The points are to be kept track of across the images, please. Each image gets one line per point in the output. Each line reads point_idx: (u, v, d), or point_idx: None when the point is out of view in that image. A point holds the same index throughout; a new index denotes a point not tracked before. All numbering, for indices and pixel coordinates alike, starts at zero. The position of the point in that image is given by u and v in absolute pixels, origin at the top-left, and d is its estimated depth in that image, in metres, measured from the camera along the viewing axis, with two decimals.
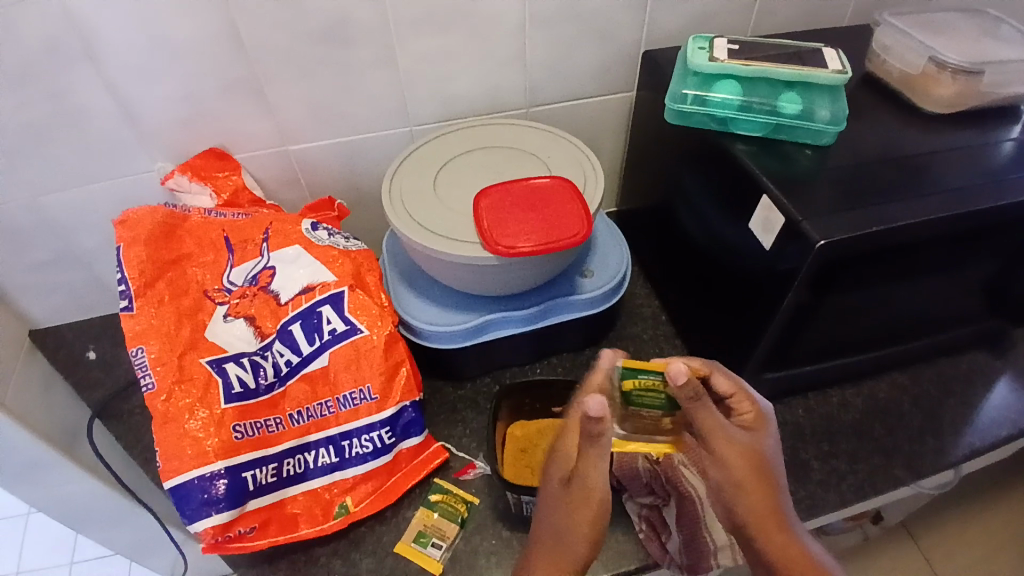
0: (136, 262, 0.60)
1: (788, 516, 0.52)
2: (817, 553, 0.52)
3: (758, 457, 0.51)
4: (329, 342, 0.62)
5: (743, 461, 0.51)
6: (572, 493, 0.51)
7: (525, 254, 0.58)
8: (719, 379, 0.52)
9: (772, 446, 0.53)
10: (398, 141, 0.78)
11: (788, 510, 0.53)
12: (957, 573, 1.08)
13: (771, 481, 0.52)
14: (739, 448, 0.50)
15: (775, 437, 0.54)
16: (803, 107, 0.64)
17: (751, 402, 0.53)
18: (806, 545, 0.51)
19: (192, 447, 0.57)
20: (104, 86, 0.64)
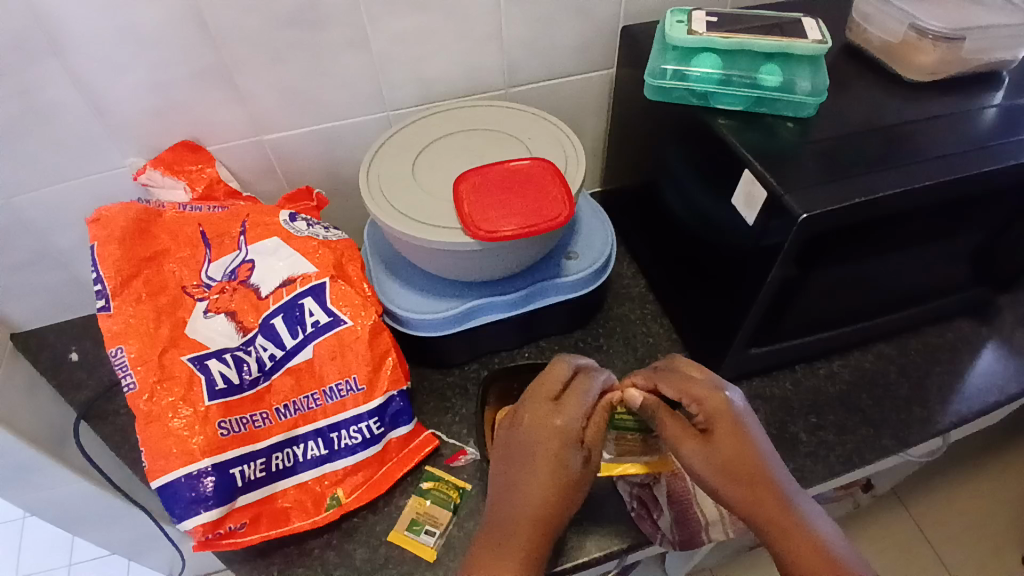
0: (111, 261, 0.59)
1: (793, 507, 0.50)
2: (833, 541, 0.48)
3: (735, 461, 0.50)
4: (312, 334, 0.61)
5: (721, 464, 0.50)
6: (569, 476, 0.52)
7: (507, 238, 0.57)
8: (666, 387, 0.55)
9: (752, 436, 0.52)
10: (376, 126, 0.76)
11: (790, 498, 0.50)
12: (945, 537, 1.11)
13: (761, 475, 0.50)
14: (703, 458, 0.51)
15: (748, 426, 0.52)
16: (784, 79, 0.63)
17: (702, 402, 0.53)
18: (818, 535, 0.48)
19: (178, 446, 0.56)
20: (68, 78, 0.62)
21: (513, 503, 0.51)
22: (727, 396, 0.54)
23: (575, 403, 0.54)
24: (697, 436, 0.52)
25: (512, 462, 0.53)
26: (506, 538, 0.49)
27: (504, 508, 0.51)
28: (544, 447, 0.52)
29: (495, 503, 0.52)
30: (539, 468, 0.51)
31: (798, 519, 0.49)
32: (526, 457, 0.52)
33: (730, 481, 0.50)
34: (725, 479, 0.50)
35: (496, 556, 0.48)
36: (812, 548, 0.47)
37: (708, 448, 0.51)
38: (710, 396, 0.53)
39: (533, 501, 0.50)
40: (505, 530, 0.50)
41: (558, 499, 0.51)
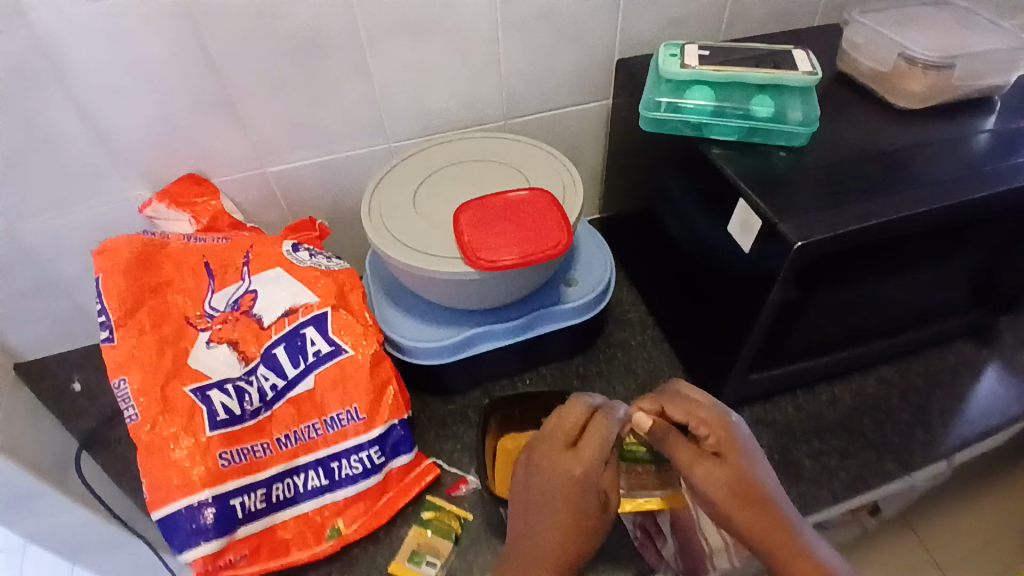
0: (115, 292, 0.60)
1: (797, 530, 0.50)
2: (836, 568, 0.49)
3: (743, 484, 0.50)
4: (314, 363, 0.62)
5: (729, 487, 0.50)
6: (584, 518, 0.51)
7: (507, 266, 0.58)
8: (674, 409, 0.54)
9: (755, 459, 0.52)
10: (378, 157, 0.78)
11: (793, 523, 0.50)
12: (955, 563, 1.09)
13: (766, 500, 0.50)
14: (715, 480, 0.50)
15: (752, 450, 0.53)
16: (775, 109, 0.64)
17: (711, 425, 0.53)
18: (823, 562, 0.49)
19: (179, 477, 0.56)
20: (80, 113, 0.64)
21: (535, 542, 0.52)
22: (730, 420, 0.54)
23: (595, 446, 0.52)
24: (707, 459, 0.51)
25: (527, 502, 0.53)
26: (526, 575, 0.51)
27: (525, 544, 0.52)
28: (562, 491, 0.51)
29: (516, 538, 0.53)
30: (560, 512, 0.51)
31: (803, 543, 0.49)
32: (544, 500, 0.51)
33: (740, 506, 0.50)
34: (735, 502, 0.50)
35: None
36: (818, 575, 0.48)
37: (717, 471, 0.51)
38: (715, 418, 0.53)
39: (553, 542, 0.51)
40: (527, 567, 0.51)
41: (579, 539, 0.51)
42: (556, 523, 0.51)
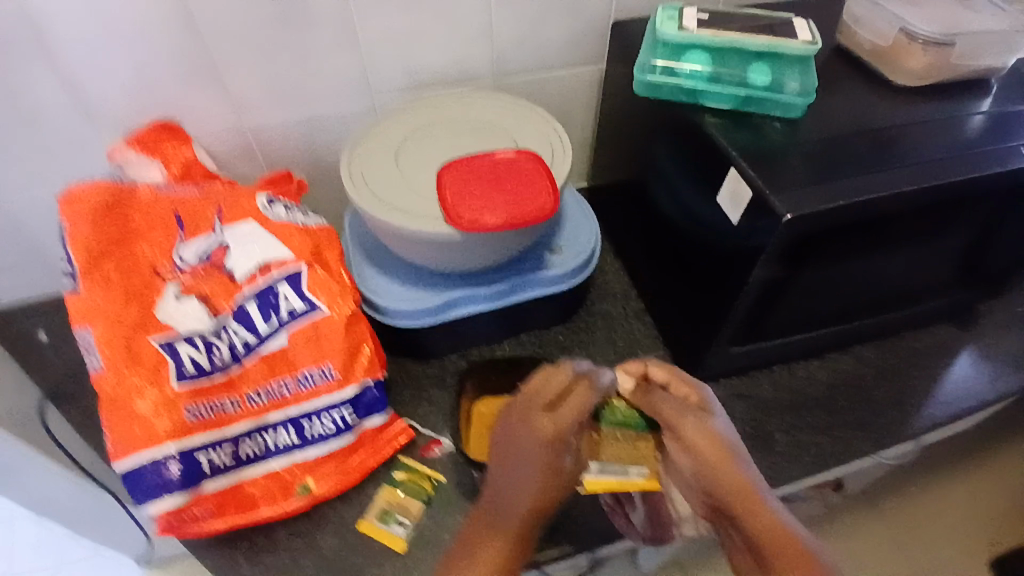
0: (80, 240, 0.57)
1: (763, 491, 0.51)
2: (799, 531, 0.49)
3: (722, 438, 0.52)
4: (287, 321, 0.60)
5: (710, 439, 0.52)
6: (558, 477, 0.51)
7: (491, 229, 0.57)
8: (657, 369, 0.56)
9: (724, 423, 0.54)
10: (360, 112, 0.75)
11: (761, 483, 0.52)
12: (915, 539, 1.13)
13: (737, 459, 0.52)
14: (700, 430, 0.52)
15: (723, 416, 0.56)
16: (773, 78, 0.63)
17: (691, 386, 0.55)
18: (786, 522, 0.49)
19: (143, 430, 0.55)
20: (44, 52, 0.60)
21: (507, 498, 0.51)
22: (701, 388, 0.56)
23: (575, 410, 0.52)
24: (690, 414, 0.53)
25: (503, 457, 0.52)
26: (496, 527, 0.50)
27: (497, 497, 0.52)
28: (542, 450, 0.50)
29: (488, 493, 0.53)
30: (537, 470, 0.50)
31: (768, 503, 0.50)
32: (522, 456, 0.51)
33: (716, 462, 0.51)
34: (716, 451, 0.51)
35: (485, 539, 0.50)
36: (783, 534, 0.48)
37: (697, 424, 0.52)
38: (692, 384, 0.56)
39: (526, 497, 0.50)
40: (497, 521, 0.51)
41: (550, 496, 0.51)
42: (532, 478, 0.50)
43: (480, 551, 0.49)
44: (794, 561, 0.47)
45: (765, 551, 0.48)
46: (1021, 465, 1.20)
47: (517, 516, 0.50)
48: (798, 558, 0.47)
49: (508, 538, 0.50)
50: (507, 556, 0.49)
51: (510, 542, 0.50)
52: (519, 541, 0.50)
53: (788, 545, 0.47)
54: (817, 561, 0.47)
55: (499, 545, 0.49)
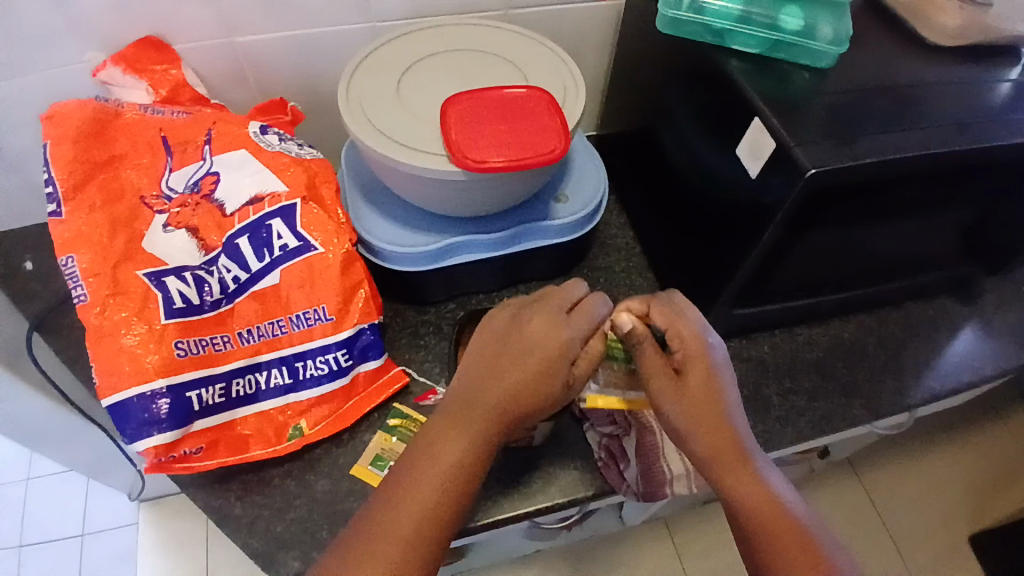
0: (64, 162, 0.55)
1: (756, 462, 0.48)
2: (790, 500, 0.47)
3: (704, 405, 0.49)
4: (280, 259, 0.58)
5: (690, 405, 0.48)
6: (547, 382, 0.49)
7: (496, 169, 0.54)
8: (660, 314, 0.52)
9: (724, 385, 0.49)
10: (359, 39, 0.70)
11: (751, 447, 0.49)
12: (893, 505, 1.15)
13: (728, 426, 0.48)
14: (679, 397, 0.49)
15: (725, 376, 0.50)
16: (805, 23, 0.60)
17: (689, 340, 0.50)
18: (777, 494, 0.47)
19: (131, 364, 0.53)
20: None
21: (484, 399, 0.48)
22: (709, 344, 0.51)
23: (585, 321, 0.51)
24: (670, 377, 0.50)
25: (497, 352, 0.50)
26: (464, 426, 0.47)
27: (470, 399, 0.48)
28: (541, 349, 0.49)
29: (459, 397, 0.49)
30: (525, 375, 0.48)
31: (757, 474, 0.48)
32: (518, 355, 0.49)
33: (699, 426, 0.48)
34: (693, 418, 0.48)
35: (449, 436, 0.46)
36: (771, 505, 0.47)
37: (677, 390, 0.49)
38: (698, 340, 0.50)
39: (505, 401, 0.48)
40: (466, 422, 0.47)
41: (529, 410, 0.48)
42: (518, 384, 0.48)
43: (442, 449, 0.46)
44: (779, 534, 0.46)
45: (740, 518, 0.47)
46: (1002, 440, 1.22)
47: (491, 419, 0.47)
48: (783, 531, 0.46)
49: (475, 442, 0.46)
50: (469, 459, 0.46)
51: (477, 444, 0.46)
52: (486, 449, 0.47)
53: (767, 513, 0.46)
54: (806, 533, 0.46)
55: (462, 444, 0.46)
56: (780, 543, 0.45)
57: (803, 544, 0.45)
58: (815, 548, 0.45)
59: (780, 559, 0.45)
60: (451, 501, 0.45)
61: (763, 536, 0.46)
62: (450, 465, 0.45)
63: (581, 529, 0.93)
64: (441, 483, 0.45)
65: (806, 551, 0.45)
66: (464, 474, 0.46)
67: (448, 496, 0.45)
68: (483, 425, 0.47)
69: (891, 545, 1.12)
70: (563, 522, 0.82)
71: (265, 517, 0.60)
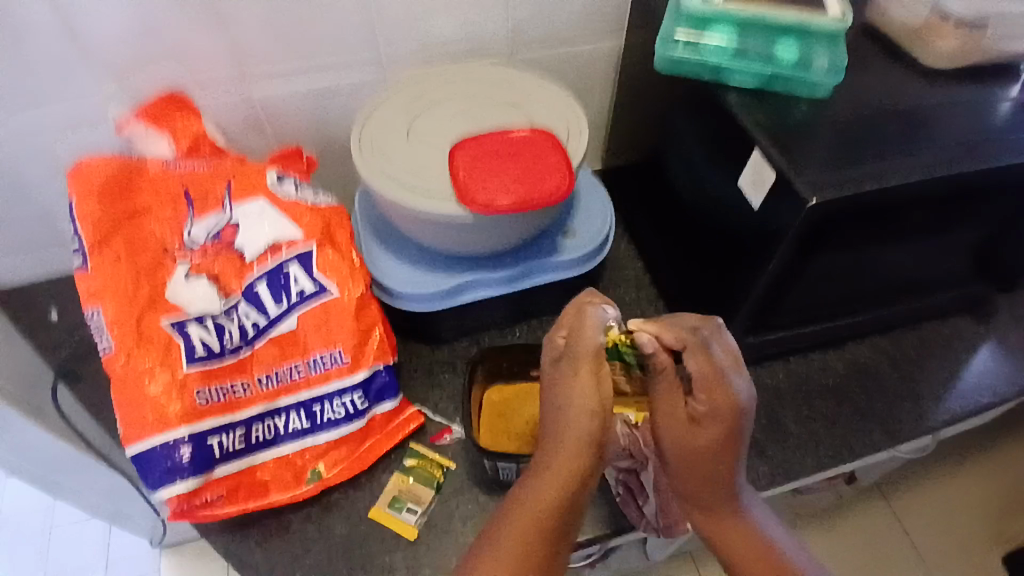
0: (91, 217, 0.57)
1: (744, 511, 0.51)
2: (778, 541, 0.50)
3: (704, 456, 0.49)
4: (297, 303, 0.60)
5: (690, 451, 0.49)
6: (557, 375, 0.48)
7: (504, 211, 0.55)
8: (693, 358, 0.47)
9: (736, 442, 0.48)
10: (369, 87, 0.73)
11: (742, 491, 0.52)
12: (927, 531, 1.11)
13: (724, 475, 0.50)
14: (679, 443, 0.49)
15: (744, 430, 0.48)
16: (800, 57, 0.61)
17: (715, 395, 0.47)
18: (767, 537, 0.50)
19: (154, 413, 0.54)
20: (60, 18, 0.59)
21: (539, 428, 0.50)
22: (740, 400, 0.47)
23: (569, 313, 0.49)
24: (679, 422, 0.49)
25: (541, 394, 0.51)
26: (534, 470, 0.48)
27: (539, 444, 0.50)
28: (546, 356, 0.49)
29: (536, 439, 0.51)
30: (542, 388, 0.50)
31: (746, 521, 0.51)
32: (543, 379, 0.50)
33: (691, 465, 0.50)
34: (689, 464, 0.50)
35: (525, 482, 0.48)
36: (755, 547, 0.49)
37: (680, 436, 0.49)
38: (724, 392, 0.47)
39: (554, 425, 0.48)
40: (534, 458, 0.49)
41: (567, 416, 0.47)
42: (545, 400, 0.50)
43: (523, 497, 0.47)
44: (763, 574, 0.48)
45: (720, 556, 0.51)
46: None
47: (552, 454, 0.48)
48: (770, 573, 0.48)
49: (539, 473, 0.47)
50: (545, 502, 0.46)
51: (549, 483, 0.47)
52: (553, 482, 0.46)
53: (757, 561, 0.49)
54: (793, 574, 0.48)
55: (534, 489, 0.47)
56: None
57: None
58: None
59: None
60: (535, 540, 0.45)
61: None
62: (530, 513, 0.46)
63: (603, 568, 0.91)
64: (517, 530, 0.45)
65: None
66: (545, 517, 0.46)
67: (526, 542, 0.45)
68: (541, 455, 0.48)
69: (926, 573, 1.07)
70: (585, 558, 0.80)
71: (285, 562, 0.60)
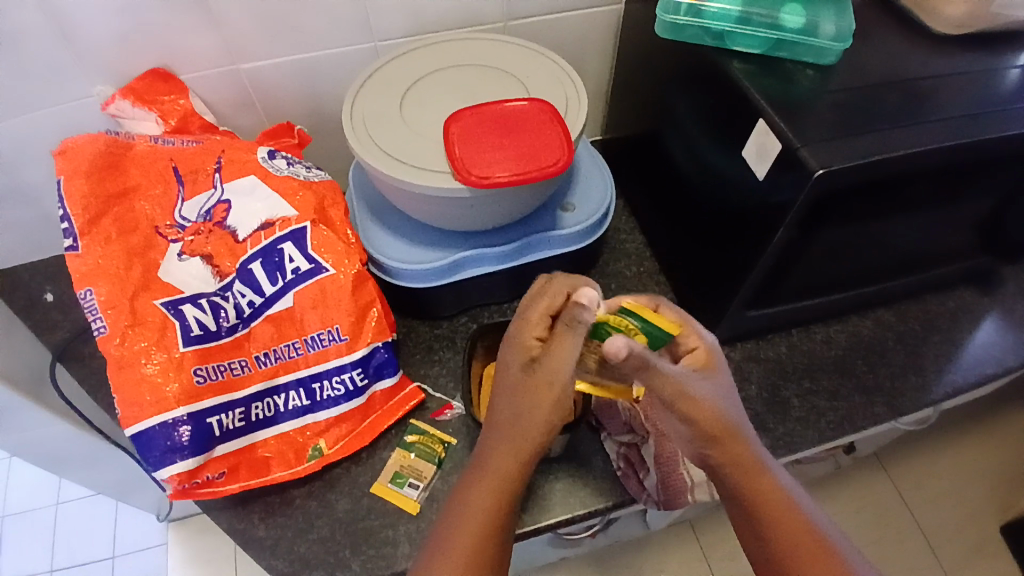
0: (78, 197, 0.55)
1: (769, 466, 0.49)
2: (792, 491, 0.49)
3: (718, 400, 0.49)
4: (293, 281, 0.59)
5: (705, 402, 0.48)
6: (529, 378, 0.48)
7: (501, 184, 0.54)
8: (667, 311, 0.51)
9: (726, 381, 0.50)
10: (361, 59, 0.71)
11: (754, 442, 0.50)
12: (923, 499, 1.13)
13: (737, 430, 0.49)
14: (694, 399, 0.48)
15: (727, 372, 0.51)
16: (807, 21, 0.59)
17: (697, 336, 0.51)
18: (777, 479, 0.49)
19: (151, 393, 0.54)
20: None
21: (491, 424, 0.50)
22: (712, 342, 0.51)
23: (543, 309, 0.50)
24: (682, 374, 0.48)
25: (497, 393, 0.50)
26: (485, 470, 0.48)
27: (486, 444, 0.50)
28: (518, 356, 0.49)
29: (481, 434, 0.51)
30: (503, 389, 0.50)
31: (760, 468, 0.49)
32: (504, 381, 0.50)
33: (708, 420, 0.48)
34: (711, 417, 0.48)
35: (476, 482, 0.48)
36: (780, 502, 0.48)
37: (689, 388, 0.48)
38: (694, 334, 0.51)
39: (507, 427, 0.49)
40: (478, 450, 0.50)
41: (524, 421, 0.48)
42: (501, 395, 0.50)
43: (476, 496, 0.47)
44: (791, 532, 0.47)
45: (757, 514, 0.48)
46: None
47: (504, 456, 0.48)
48: (790, 523, 0.47)
49: (487, 472, 0.48)
50: (498, 503, 0.47)
51: (503, 484, 0.47)
52: (505, 482, 0.47)
53: (781, 511, 0.47)
54: (821, 536, 0.47)
55: (489, 490, 0.47)
56: (793, 547, 0.46)
57: (817, 543, 0.46)
58: (826, 550, 0.46)
59: (789, 556, 0.46)
60: (492, 538, 0.46)
61: (782, 543, 0.47)
62: (485, 510, 0.46)
63: (604, 537, 0.93)
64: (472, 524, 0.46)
65: (815, 551, 0.46)
66: (500, 515, 0.47)
67: (482, 538, 0.46)
68: (486, 450, 0.49)
69: (920, 539, 1.10)
70: (586, 530, 0.82)
71: (289, 538, 0.61)
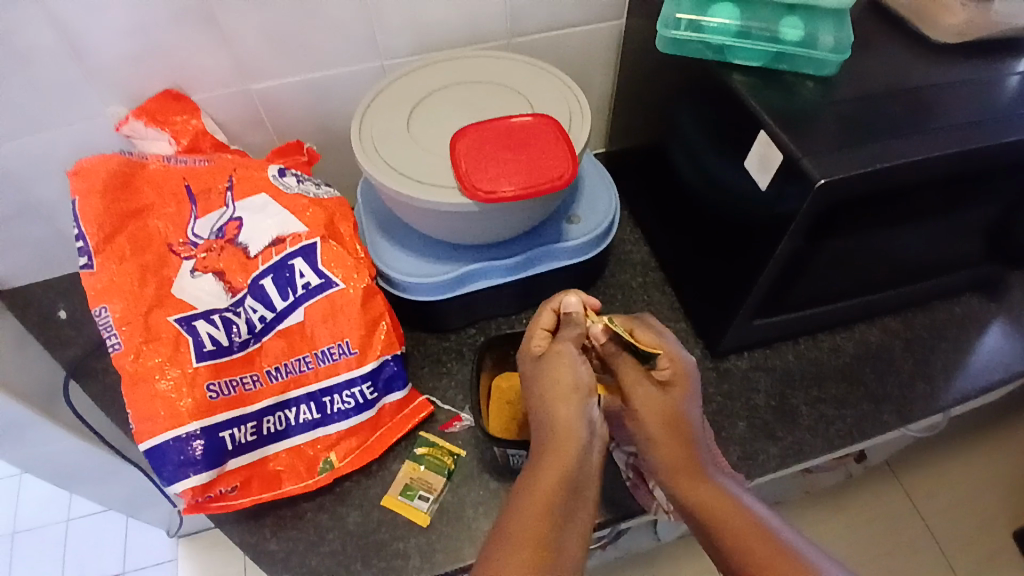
0: (93, 216, 0.56)
1: (729, 489, 0.47)
2: (765, 520, 0.45)
3: (675, 418, 0.49)
4: (303, 296, 0.60)
5: (660, 416, 0.49)
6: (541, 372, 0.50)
7: (507, 198, 0.55)
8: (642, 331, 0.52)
9: (692, 402, 0.50)
10: (368, 78, 0.72)
11: (711, 462, 0.49)
12: (936, 509, 1.12)
13: (692, 445, 0.49)
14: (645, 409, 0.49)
15: (698, 392, 0.51)
16: (806, 33, 0.60)
17: (667, 358, 0.50)
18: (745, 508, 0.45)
19: (165, 408, 0.55)
20: (52, 22, 0.57)
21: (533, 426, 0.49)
22: (688, 361, 0.51)
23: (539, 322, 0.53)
24: (643, 388, 0.50)
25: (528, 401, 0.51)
26: (534, 462, 0.46)
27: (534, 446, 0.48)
28: (528, 361, 0.52)
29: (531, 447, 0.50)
30: (526, 390, 0.51)
31: (723, 492, 0.46)
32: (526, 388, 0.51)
33: (659, 434, 0.49)
34: (661, 431, 0.49)
35: (531, 473, 0.45)
36: (746, 528, 0.44)
37: (647, 398, 0.49)
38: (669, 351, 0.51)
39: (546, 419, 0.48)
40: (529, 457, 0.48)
41: (549, 403, 0.48)
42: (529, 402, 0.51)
43: (534, 480, 0.44)
44: (759, 553, 0.42)
45: (714, 536, 0.45)
46: None
47: (549, 440, 0.47)
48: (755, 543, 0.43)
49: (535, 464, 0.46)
50: (557, 481, 0.44)
51: (550, 462, 0.45)
52: (555, 460, 0.45)
53: (742, 534, 0.44)
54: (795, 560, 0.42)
55: (545, 473, 0.45)
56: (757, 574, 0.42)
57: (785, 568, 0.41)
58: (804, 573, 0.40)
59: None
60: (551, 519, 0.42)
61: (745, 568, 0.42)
62: (539, 498, 0.43)
63: (613, 548, 0.92)
64: (529, 510, 0.42)
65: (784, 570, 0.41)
66: (555, 493, 0.43)
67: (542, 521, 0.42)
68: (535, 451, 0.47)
69: (934, 550, 1.08)
70: (596, 542, 0.82)
71: (299, 552, 0.61)
